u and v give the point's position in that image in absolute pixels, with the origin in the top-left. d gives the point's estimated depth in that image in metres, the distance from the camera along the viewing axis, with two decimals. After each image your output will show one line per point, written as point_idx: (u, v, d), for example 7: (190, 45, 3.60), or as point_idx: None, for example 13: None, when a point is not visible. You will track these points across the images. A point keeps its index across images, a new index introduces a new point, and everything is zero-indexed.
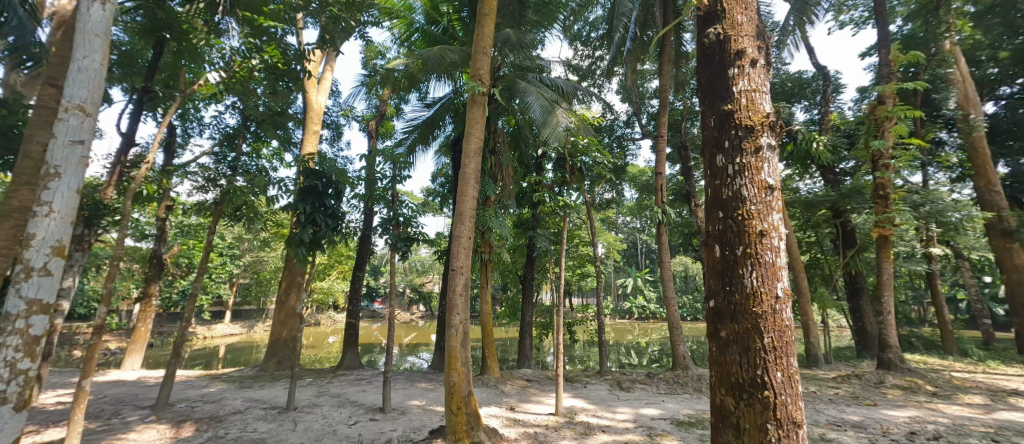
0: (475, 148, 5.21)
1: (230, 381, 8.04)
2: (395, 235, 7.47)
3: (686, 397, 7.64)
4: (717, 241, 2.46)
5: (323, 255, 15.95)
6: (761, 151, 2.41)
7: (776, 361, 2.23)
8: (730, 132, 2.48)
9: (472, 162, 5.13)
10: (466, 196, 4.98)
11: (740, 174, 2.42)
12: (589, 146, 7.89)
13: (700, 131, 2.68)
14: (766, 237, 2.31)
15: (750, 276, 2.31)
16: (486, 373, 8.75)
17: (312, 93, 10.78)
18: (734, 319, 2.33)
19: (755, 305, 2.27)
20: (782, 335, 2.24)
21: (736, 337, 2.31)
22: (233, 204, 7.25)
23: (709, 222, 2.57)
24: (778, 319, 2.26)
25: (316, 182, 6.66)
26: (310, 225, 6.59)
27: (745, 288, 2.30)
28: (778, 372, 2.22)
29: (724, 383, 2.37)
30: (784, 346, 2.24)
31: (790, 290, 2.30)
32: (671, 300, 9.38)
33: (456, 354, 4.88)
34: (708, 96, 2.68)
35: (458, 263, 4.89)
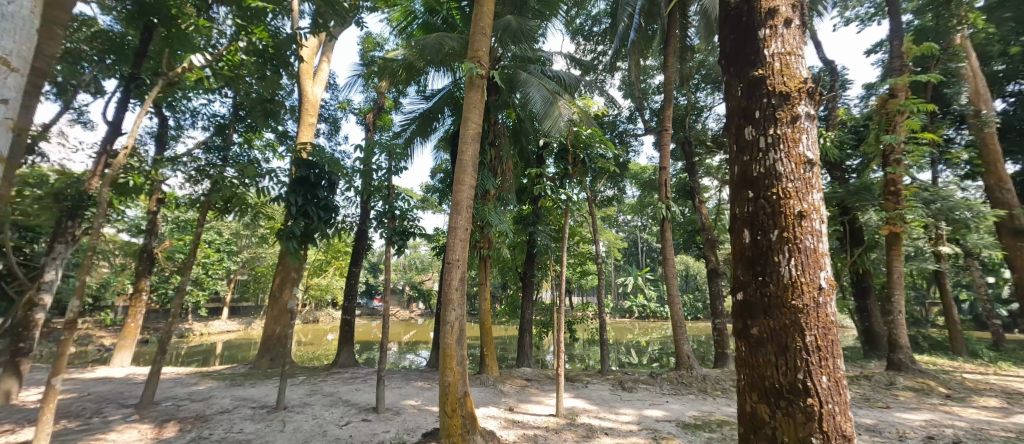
0: (473, 134, 4.96)
1: (221, 379, 7.80)
2: (390, 228, 7.24)
3: (692, 398, 7.38)
4: (748, 224, 2.26)
5: (320, 252, 15.72)
6: (798, 121, 2.22)
7: (820, 363, 2.03)
8: (762, 101, 2.29)
9: (468, 149, 4.88)
10: (463, 185, 4.76)
11: (775, 145, 2.22)
12: (593, 138, 7.59)
13: (725, 101, 2.48)
14: (806, 220, 2.12)
15: (787, 264, 2.11)
16: (485, 372, 8.52)
17: (308, 84, 10.51)
18: (770, 315, 2.12)
19: (795, 298, 2.07)
20: (826, 332, 2.05)
21: (771, 334, 2.11)
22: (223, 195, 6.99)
23: (736, 203, 2.37)
24: (821, 314, 2.06)
25: (309, 172, 6.40)
26: (302, 218, 6.33)
27: (783, 278, 2.09)
28: (823, 377, 2.02)
29: (758, 388, 2.15)
30: (828, 345, 2.04)
31: (833, 281, 2.11)
32: (675, 298, 9.13)
33: (451, 351, 4.61)
34: (733, 63, 2.48)
35: (454, 256, 4.64)
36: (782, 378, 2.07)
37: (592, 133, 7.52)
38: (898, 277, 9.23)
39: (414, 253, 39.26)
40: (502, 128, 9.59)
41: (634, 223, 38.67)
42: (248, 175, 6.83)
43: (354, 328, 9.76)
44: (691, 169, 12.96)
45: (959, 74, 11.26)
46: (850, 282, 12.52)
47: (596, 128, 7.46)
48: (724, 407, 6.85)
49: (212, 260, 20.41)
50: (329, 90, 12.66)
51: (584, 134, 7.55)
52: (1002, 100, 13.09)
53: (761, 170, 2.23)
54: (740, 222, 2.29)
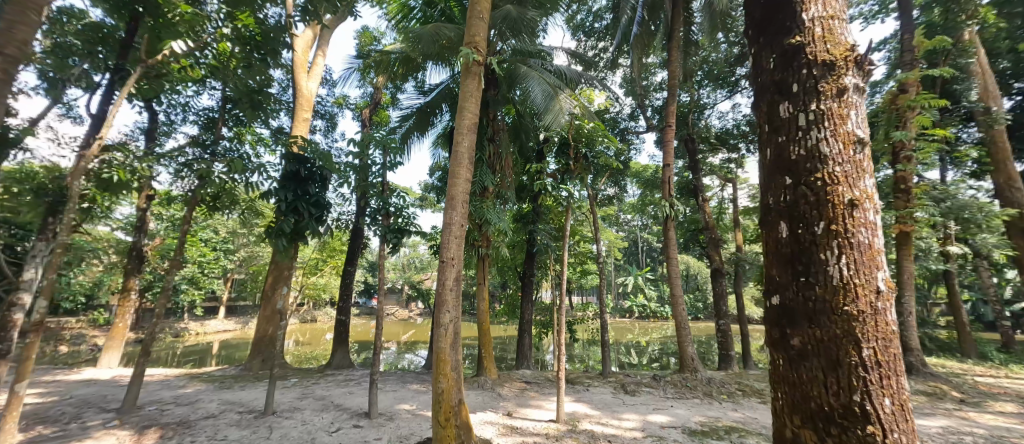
0: (470, 125, 4.72)
1: (210, 381, 7.55)
2: (385, 226, 6.96)
3: (697, 403, 7.12)
4: (787, 215, 2.16)
5: (315, 250, 15.45)
6: (845, 95, 2.15)
7: (879, 380, 1.91)
8: (801, 72, 2.22)
9: (465, 140, 4.62)
10: (459, 179, 4.52)
11: (818, 125, 2.14)
12: (595, 132, 7.31)
13: (758, 74, 2.41)
14: (858, 210, 2.03)
15: (838, 264, 2.00)
16: (483, 374, 8.27)
17: (302, 79, 10.24)
18: (818, 322, 2.01)
19: (848, 303, 1.96)
20: (886, 345, 1.94)
21: (821, 347, 1.99)
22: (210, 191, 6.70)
23: (772, 191, 2.27)
24: (879, 321, 1.95)
25: (299, 168, 6.13)
26: (292, 215, 6.06)
27: (834, 279, 1.99)
28: (886, 400, 1.90)
29: (805, 405, 2.03)
30: (889, 362, 1.93)
31: (892, 284, 2.01)
32: (679, 299, 8.87)
33: (445, 356, 4.37)
34: (765, 33, 2.42)
35: (448, 254, 4.43)
36: (834, 396, 1.95)
37: (595, 126, 7.25)
38: (908, 278, 8.98)
39: (413, 252, 39.02)
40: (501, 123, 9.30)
41: (634, 223, 38.44)
42: (238, 170, 6.56)
43: (350, 328, 9.51)
44: (694, 167, 12.71)
45: (969, 70, 10.91)
46: None
47: (598, 122, 7.21)
48: (730, 412, 6.59)
49: (208, 259, 20.18)
50: (326, 86, 12.40)
51: (586, 128, 7.32)
52: (1008, 98, 12.88)
53: (802, 153, 2.16)
54: (778, 213, 2.20)
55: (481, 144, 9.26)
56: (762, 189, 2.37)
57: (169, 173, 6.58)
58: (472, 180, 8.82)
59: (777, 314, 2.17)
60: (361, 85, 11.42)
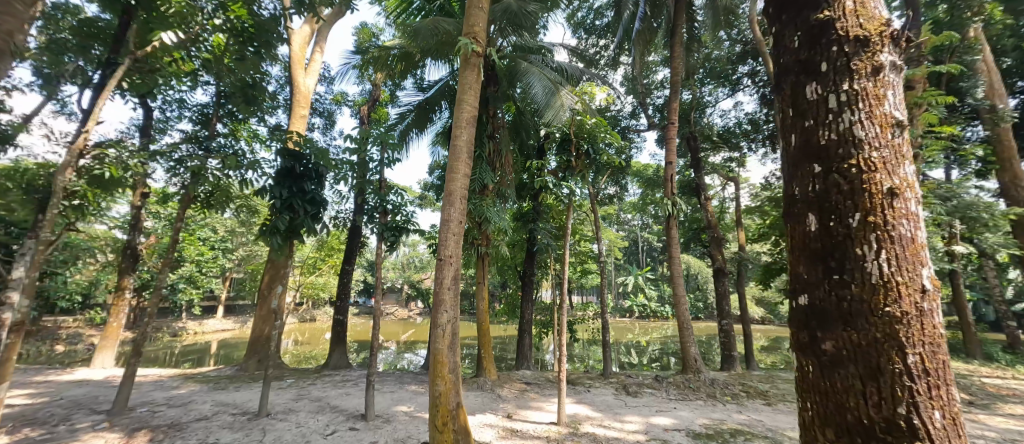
0: (469, 118, 4.59)
1: (205, 381, 7.42)
2: (383, 224, 6.81)
3: (701, 404, 6.99)
4: (818, 206, 2.05)
5: (314, 249, 15.32)
6: (881, 75, 2.03)
7: (927, 389, 1.78)
8: (831, 50, 2.09)
9: (464, 133, 4.50)
10: (457, 174, 4.40)
11: (851, 107, 2.02)
12: (597, 127, 7.14)
13: (783, 56, 2.28)
14: (899, 201, 1.90)
15: (878, 261, 1.87)
16: (482, 375, 8.13)
17: (299, 75, 10.08)
18: (855, 326, 1.88)
19: (889, 304, 1.83)
20: (932, 349, 1.81)
21: (861, 353, 1.85)
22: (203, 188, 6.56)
23: (801, 181, 2.15)
24: (925, 324, 1.83)
25: (294, 165, 5.96)
26: (287, 213, 5.91)
27: (873, 277, 1.85)
28: (936, 412, 1.77)
29: (841, 418, 1.90)
30: (936, 368, 1.80)
31: (936, 282, 1.88)
32: (682, 299, 8.73)
33: (443, 357, 4.25)
34: (790, 12, 2.30)
35: (446, 252, 4.30)
36: (874, 407, 1.82)
37: (597, 123, 7.09)
38: None
39: (413, 251, 38.93)
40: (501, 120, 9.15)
41: (634, 222, 38.33)
42: (233, 167, 6.43)
43: (347, 328, 9.38)
44: (696, 165, 12.58)
45: (975, 67, 10.77)
46: None
47: (600, 118, 7.07)
48: (735, 414, 6.46)
49: (206, 258, 20.04)
50: (324, 83, 12.23)
51: (588, 124, 7.12)
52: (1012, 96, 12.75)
53: (834, 137, 2.04)
54: (807, 203, 2.08)
55: (481, 141, 9.11)
56: (788, 178, 2.25)
57: (163, 170, 6.44)
58: (472, 177, 8.68)
59: (806, 315, 2.04)
60: (360, 82, 11.28)
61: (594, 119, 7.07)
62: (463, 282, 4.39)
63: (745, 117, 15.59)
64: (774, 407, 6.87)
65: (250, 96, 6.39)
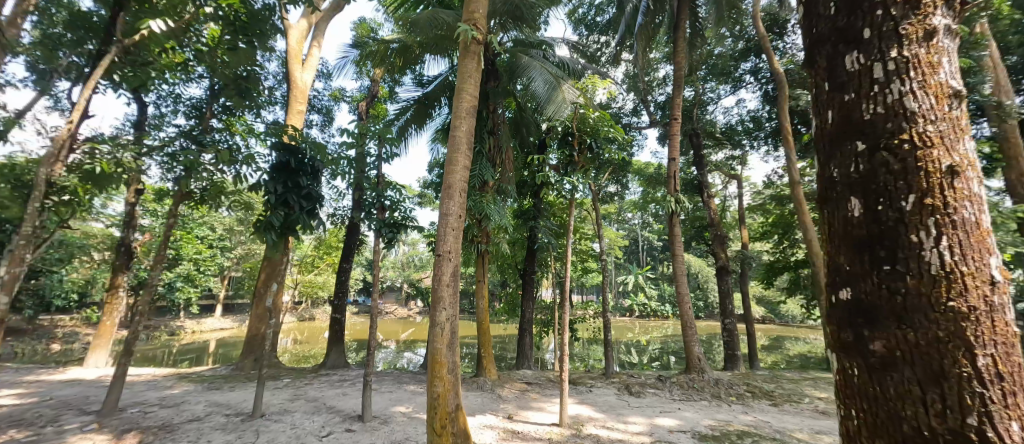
0: (469, 108, 4.44)
1: (198, 381, 7.26)
2: (381, 221, 6.64)
3: (705, 405, 6.85)
4: (861, 188, 1.72)
5: (312, 247, 15.19)
6: (935, 39, 1.74)
7: (1002, 398, 1.44)
8: (874, 11, 1.81)
9: (463, 123, 4.36)
10: (456, 167, 4.25)
11: (901, 74, 1.71)
12: (601, 122, 6.85)
13: (814, 25, 2.00)
14: (960, 178, 1.59)
15: (938, 247, 1.54)
16: (482, 375, 7.98)
17: (296, 70, 9.91)
18: (910, 322, 1.55)
19: (953, 296, 1.51)
20: (1006, 351, 1.49)
21: (920, 355, 1.52)
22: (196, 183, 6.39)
23: (837, 159, 1.83)
24: (996, 321, 1.51)
25: (289, 159, 5.80)
26: (282, 208, 5.76)
27: (933, 265, 1.53)
28: (1012, 423, 1.44)
29: (894, 432, 1.57)
30: (1011, 373, 1.47)
31: (1007, 273, 1.56)
32: (685, 297, 8.58)
33: (441, 356, 4.09)
34: None
35: (444, 247, 4.16)
36: (936, 417, 1.48)
37: (599, 116, 6.82)
38: None
39: (413, 250, 38.86)
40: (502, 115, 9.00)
41: (634, 221, 38.25)
42: (226, 161, 6.26)
43: (345, 327, 9.22)
44: (699, 163, 12.45)
45: (982, 63, 10.64)
46: None
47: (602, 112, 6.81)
48: (741, 415, 6.31)
49: (204, 257, 19.91)
50: (322, 79, 12.05)
51: (591, 118, 6.86)
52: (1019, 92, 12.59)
53: (881, 109, 1.72)
54: (847, 185, 1.76)
55: (480, 137, 8.94)
56: (822, 161, 1.93)
57: (153, 164, 6.24)
58: (472, 173, 8.53)
59: (848, 314, 1.72)
60: (358, 77, 11.11)
61: (596, 112, 6.81)
62: (462, 278, 4.25)
63: (748, 114, 15.45)
64: (779, 407, 6.73)
65: (242, 88, 6.23)
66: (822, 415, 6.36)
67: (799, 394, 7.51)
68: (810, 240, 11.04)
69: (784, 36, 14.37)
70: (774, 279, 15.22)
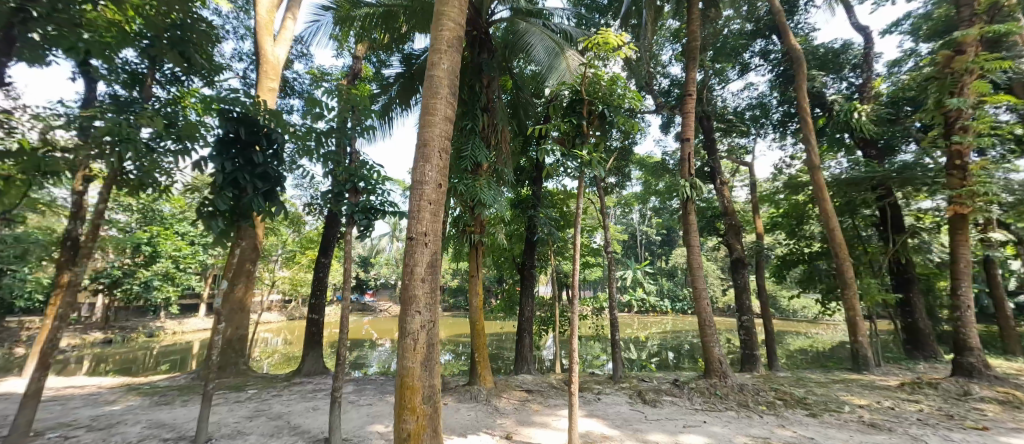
0: (450, 39, 3.90)
1: (148, 394, 6.29)
2: (353, 204, 5.58)
3: (732, 417, 5.95)
4: None
5: (295, 242, 14.21)
6: None
7: None
8: None
9: (444, 58, 3.82)
10: (434, 118, 3.63)
11: None
12: (615, 84, 5.51)
13: None
14: None
15: None
16: (476, 383, 7.04)
17: (267, 43, 8.89)
18: None
19: None
20: None
21: None
22: (127, 163, 5.25)
23: None
24: None
25: (237, 129, 4.76)
26: (231, 190, 4.73)
27: None
28: None
29: None
30: None
31: None
32: (702, 292, 7.62)
33: (414, 375, 3.40)
34: None
35: (418, 228, 3.50)
36: None
37: (614, 79, 5.48)
38: (967, 266, 7.93)
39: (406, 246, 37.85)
40: (497, 90, 8.02)
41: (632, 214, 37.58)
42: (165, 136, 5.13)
43: (323, 328, 8.24)
44: (711, 147, 11.57)
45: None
46: (891, 273, 11.44)
47: (618, 73, 5.46)
48: (777, 430, 5.41)
49: (183, 254, 18.86)
50: (302, 61, 11.06)
51: (603, 81, 5.47)
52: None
53: None
54: None
55: (473, 114, 7.90)
56: None
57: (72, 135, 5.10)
58: (462, 154, 7.52)
59: None
60: (339, 54, 10.12)
61: (609, 73, 5.46)
62: (442, 268, 3.58)
63: (755, 99, 14.60)
64: (820, 419, 5.82)
65: (179, 40, 5.54)
66: (871, 428, 5.48)
67: (836, 401, 6.62)
68: (832, 229, 10.17)
69: (796, 14, 13.54)
70: (787, 273, 14.35)
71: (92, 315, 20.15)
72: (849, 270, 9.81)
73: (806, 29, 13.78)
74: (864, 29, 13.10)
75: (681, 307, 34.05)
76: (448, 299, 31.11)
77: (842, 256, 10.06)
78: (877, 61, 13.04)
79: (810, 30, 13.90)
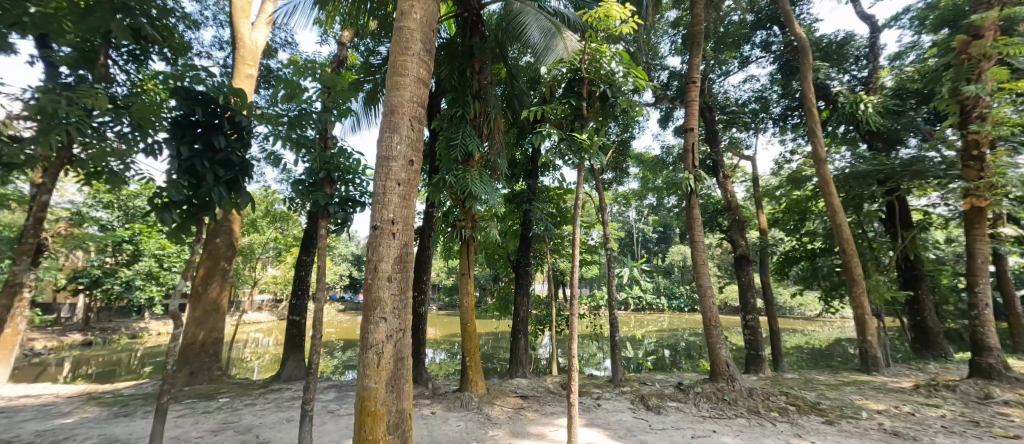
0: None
1: (108, 405, 5.77)
2: (326, 195, 5.04)
3: (744, 425, 5.52)
4: None
5: (282, 241, 13.68)
6: None
7: None
8: None
9: (416, 15, 3.63)
10: (403, 80, 3.49)
11: None
12: (616, 63, 5.00)
13: None
14: None
15: None
16: (467, 389, 6.56)
17: (244, 27, 8.35)
18: None
19: None
20: None
21: None
22: (72, 149, 4.68)
23: None
24: None
25: (195, 111, 4.26)
26: (187, 179, 4.22)
27: None
28: None
29: None
30: None
31: None
32: (707, 290, 7.16)
33: (377, 398, 3.18)
34: None
35: (384, 215, 3.30)
36: None
37: (617, 57, 4.98)
38: (984, 262, 7.52)
39: None
40: (491, 76, 7.50)
41: (628, 212, 37.33)
42: (120, 120, 4.57)
43: (305, 331, 7.71)
44: (713, 140, 11.15)
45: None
46: (898, 270, 11.09)
47: (619, 49, 4.97)
48: (794, 440, 4.98)
49: (168, 253, 18.28)
50: (286, 49, 10.48)
51: (603, 58, 4.98)
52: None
53: None
54: None
55: (464, 101, 7.40)
56: None
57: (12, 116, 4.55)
58: (452, 143, 7.03)
59: None
60: (323, 39, 9.56)
61: (612, 49, 4.96)
62: (410, 265, 3.36)
63: (755, 92, 14.19)
64: (838, 427, 5.40)
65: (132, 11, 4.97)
66: (894, 437, 5.07)
67: (851, 406, 6.19)
68: (839, 224, 9.76)
69: (799, 4, 13.12)
70: (790, 271, 13.94)
71: (74, 316, 19.57)
72: (858, 267, 9.42)
73: (809, 19, 13.35)
74: (869, 18, 12.71)
75: (678, 305, 33.80)
76: (442, 298, 30.66)
77: (849, 252, 9.64)
78: (883, 51, 12.67)
79: (812, 21, 13.51)
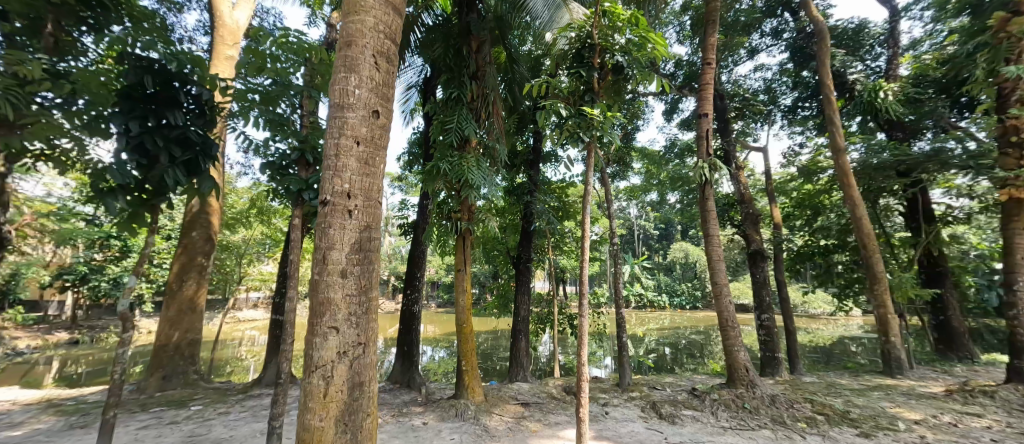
0: None
1: (66, 414, 5.22)
2: (300, 179, 4.43)
3: (770, 438, 4.98)
4: None
5: (272, 236, 13.12)
6: None
7: None
8: None
9: None
10: (366, 18, 2.98)
11: None
12: (629, 29, 4.44)
13: None
14: None
15: None
16: (463, 395, 5.99)
17: (224, 5, 7.80)
18: None
19: None
20: None
21: None
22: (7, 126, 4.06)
23: None
24: None
25: (144, 80, 3.68)
26: (137, 159, 3.67)
27: None
28: None
29: None
30: None
31: None
32: (723, 288, 6.54)
33: (324, 441, 2.62)
34: None
35: (337, 187, 2.78)
36: None
37: (632, 24, 4.44)
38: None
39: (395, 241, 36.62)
40: (489, 54, 6.92)
41: (629, 208, 36.61)
42: (61, 93, 3.98)
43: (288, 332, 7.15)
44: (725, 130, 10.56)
45: None
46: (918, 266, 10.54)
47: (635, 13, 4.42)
48: None
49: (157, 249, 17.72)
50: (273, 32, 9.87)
51: (616, 21, 4.44)
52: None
53: None
54: None
55: (459, 80, 6.81)
56: None
57: None
58: (446, 126, 6.47)
59: None
60: (311, 21, 8.98)
61: (626, 12, 4.43)
62: (372, 258, 2.84)
63: (765, 82, 13.56)
64: (875, 440, 4.86)
65: None
66: None
67: (884, 415, 5.64)
68: (859, 219, 9.17)
69: None
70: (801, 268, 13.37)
71: (61, 314, 19.02)
72: (879, 264, 8.86)
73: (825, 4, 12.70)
74: (887, 2, 12.06)
75: (679, 302, 33.18)
76: (441, 295, 30.14)
77: (870, 247, 9.07)
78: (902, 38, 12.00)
79: (827, 7, 12.85)
